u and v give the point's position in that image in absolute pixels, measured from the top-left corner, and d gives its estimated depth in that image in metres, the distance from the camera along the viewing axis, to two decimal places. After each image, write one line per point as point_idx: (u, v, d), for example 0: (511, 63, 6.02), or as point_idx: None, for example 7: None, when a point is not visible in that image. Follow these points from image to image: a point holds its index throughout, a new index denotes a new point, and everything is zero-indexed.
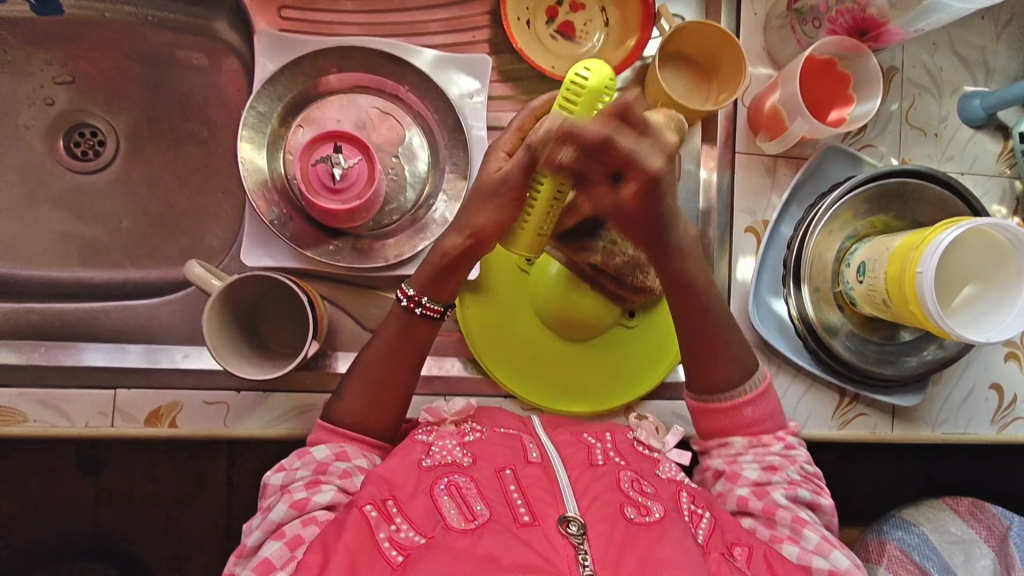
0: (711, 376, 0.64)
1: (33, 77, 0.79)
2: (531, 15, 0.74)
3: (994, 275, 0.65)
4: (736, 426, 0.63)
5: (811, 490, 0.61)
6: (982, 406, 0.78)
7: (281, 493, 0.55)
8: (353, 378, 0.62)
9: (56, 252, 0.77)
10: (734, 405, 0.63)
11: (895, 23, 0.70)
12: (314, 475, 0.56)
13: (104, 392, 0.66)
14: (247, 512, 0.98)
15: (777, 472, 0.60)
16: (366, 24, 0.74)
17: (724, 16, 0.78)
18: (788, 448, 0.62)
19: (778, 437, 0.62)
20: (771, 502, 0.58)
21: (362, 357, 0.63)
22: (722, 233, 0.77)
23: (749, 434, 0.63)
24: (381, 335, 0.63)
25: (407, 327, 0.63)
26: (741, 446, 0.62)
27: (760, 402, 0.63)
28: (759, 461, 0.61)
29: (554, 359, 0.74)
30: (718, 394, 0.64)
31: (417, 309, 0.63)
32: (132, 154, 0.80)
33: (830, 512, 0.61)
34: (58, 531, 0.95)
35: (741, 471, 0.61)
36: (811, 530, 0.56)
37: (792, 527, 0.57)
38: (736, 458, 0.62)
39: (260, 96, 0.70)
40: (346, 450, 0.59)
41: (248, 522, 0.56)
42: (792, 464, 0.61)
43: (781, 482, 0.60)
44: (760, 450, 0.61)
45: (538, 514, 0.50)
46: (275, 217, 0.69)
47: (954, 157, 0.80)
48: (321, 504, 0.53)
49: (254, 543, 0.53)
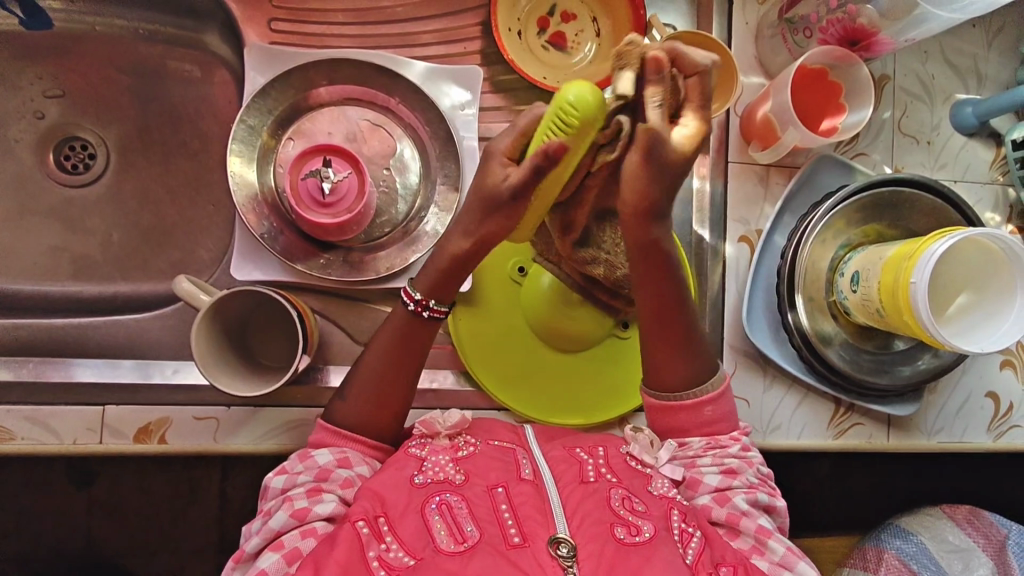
0: (669, 382, 0.64)
1: (23, 90, 0.78)
2: (522, 26, 0.74)
3: (987, 285, 0.65)
4: (693, 425, 0.63)
5: (767, 493, 0.60)
6: (978, 415, 0.78)
7: (283, 499, 0.54)
8: (354, 383, 0.62)
9: (47, 265, 0.77)
10: (696, 402, 0.63)
11: (885, 33, 0.70)
12: (315, 482, 0.55)
13: (92, 408, 0.65)
14: (243, 526, 0.97)
15: (736, 477, 0.59)
16: (356, 36, 0.74)
17: (716, 24, 0.77)
18: (745, 450, 0.62)
19: (734, 438, 0.62)
20: (733, 509, 0.57)
21: (359, 368, 0.63)
22: (716, 243, 0.77)
23: (706, 433, 0.63)
24: (386, 338, 0.62)
25: (412, 329, 0.62)
26: (698, 446, 0.61)
27: (718, 402, 0.63)
28: (717, 464, 0.60)
29: (549, 374, 0.73)
30: (678, 393, 0.63)
31: (425, 313, 0.62)
32: (123, 166, 0.80)
33: (784, 516, 0.61)
34: (51, 545, 0.94)
35: (701, 477, 0.59)
36: (777, 540, 0.55)
37: (757, 538, 0.55)
38: (695, 460, 0.61)
39: (250, 109, 0.69)
40: (349, 456, 0.58)
41: (248, 526, 0.55)
42: (750, 468, 0.61)
43: (741, 486, 0.59)
44: (717, 452, 0.61)
45: (527, 534, 0.49)
46: (265, 231, 0.69)
47: (947, 165, 0.80)
48: (321, 516, 0.52)
49: (252, 549, 0.53)
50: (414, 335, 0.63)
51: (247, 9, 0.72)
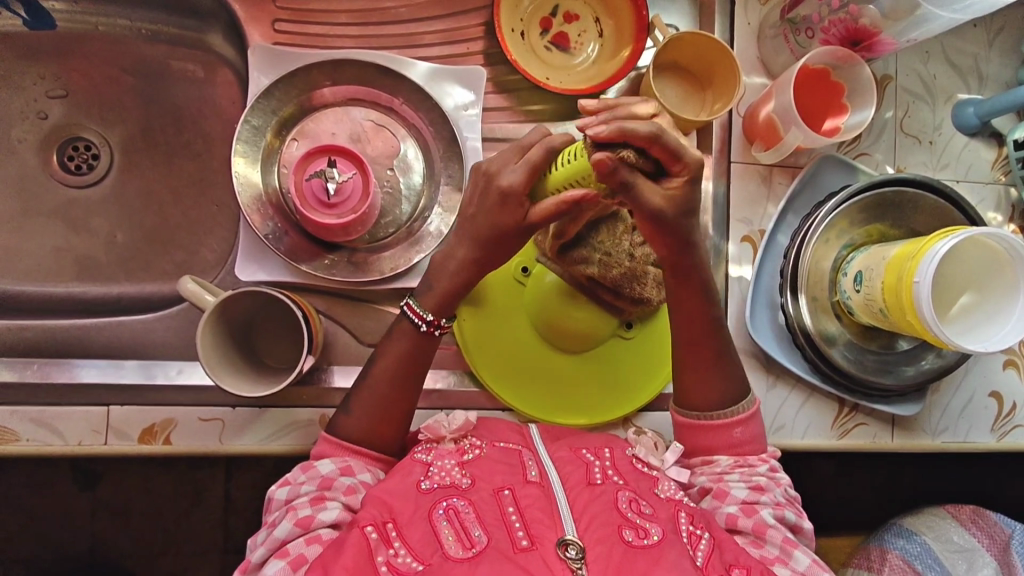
0: (694, 397, 0.64)
1: (27, 91, 0.78)
2: (525, 26, 0.75)
3: (990, 284, 0.65)
4: (722, 445, 0.63)
5: (795, 512, 0.60)
6: (981, 415, 0.78)
7: (286, 509, 0.54)
8: (359, 400, 0.62)
9: (50, 266, 0.77)
10: (725, 423, 0.63)
11: (887, 33, 0.70)
12: (319, 491, 0.56)
13: (97, 409, 0.65)
14: (246, 527, 0.97)
15: (764, 493, 0.59)
16: (359, 36, 0.74)
17: (718, 24, 0.77)
18: (773, 470, 0.62)
19: (762, 458, 0.62)
20: (760, 520, 0.57)
21: (370, 374, 0.63)
22: (719, 243, 0.76)
23: (734, 454, 0.63)
24: (394, 357, 0.63)
25: (415, 344, 0.63)
26: (726, 464, 0.62)
27: (747, 424, 0.64)
28: (746, 480, 0.60)
29: (554, 373, 0.74)
30: (710, 412, 0.64)
31: (438, 332, 0.63)
32: (127, 167, 0.80)
33: (811, 536, 0.61)
34: (54, 546, 0.94)
35: (728, 489, 0.59)
36: (802, 551, 0.55)
37: (783, 547, 0.55)
38: (722, 476, 0.61)
39: (254, 109, 0.69)
40: (351, 465, 0.59)
41: (253, 537, 0.55)
42: (777, 486, 0.61)
43: (768, 502, 0.59)
44: (746, 469, 0.61)
45: (536, 538, 0.49)
46: (269, 231, 0.69)
47: (949, 165, 0.80)
48: (325, 523, 0.52)
49: (258, 560, 0.52)
50: (422, 355, 0.63)
51: (252, 10, 0.72)
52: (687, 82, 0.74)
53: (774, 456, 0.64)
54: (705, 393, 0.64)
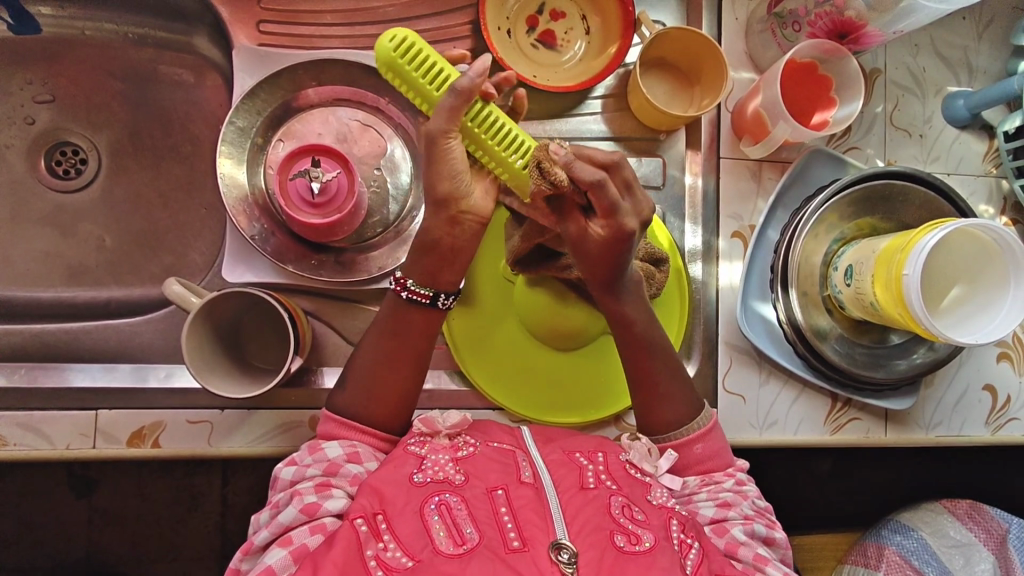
0: (661, 414, 0.65)
1: (13, 97, 0.78)
2: (511, 25, 0.74)
3: (981, 277, 0.65)
4: (686, 465, 0.63)
5: (765, 524, 0.60)
6: (975, 408, 0.78)
7: (291, 493, 0.54)
8: (354, 373, 0.62)
9: (38, 271, 0.77)
10: (685, 442, 0.63)
11: (874, 25, 0.69)
12: (325, 476, 0.55)
13: (85, 413, 0.65)
14: (243, 532, 0.97)
15: (731, 509, 0.59)
16: (346, 37, 0.74)
17: (706, 19, 0.77)
18: (739, 484, 0.62)
19: (728, 474, 0.62)
20: (731, 539, 0.57)
21: (357, 356, 0.63)
22: (709, 240, 0.77)
23: (698, 473, 0.63)
24: (380, 353, 0.62)
25: (398, 320, 0.62)
26: (693, 484, 0.62)
27: (708, 439, 0.64)
28: (712, 498, 0.60)
29: (544, 372, 0.73)
30: (667, 434, 0.64)
31: (404, 293, 0.61)
32: (114, 171, 0.80)
33: (784, 547, 0.61)
34: (49, 553, 0.94)
35: (696, 510, 0.60)
36: (774, 567, 0.55)
37: (753, 564, 0.55)
38: (691, 497, 0.61)
39: (239, 111, 0.69)
40: (359, 450, 0.58)
41: (258, 517, 0.55)
42: (744, 500, 0.60)
43: (737, 518, 0.58)
44: (712, 487, 0.61)
45: (527, 539, 0.49)
46: (256, 233, 0.69)
47: (940, 158, 0.80)
48: (331, 512, 0.52)
49: (261, 543, 0.53)
50: (401, 324, 0.62)
51: (235, 11, 0.72)
52: (675, 79, 0.75)
53: (740, 470, 0.64)
54: (663, 411, 0.65)
